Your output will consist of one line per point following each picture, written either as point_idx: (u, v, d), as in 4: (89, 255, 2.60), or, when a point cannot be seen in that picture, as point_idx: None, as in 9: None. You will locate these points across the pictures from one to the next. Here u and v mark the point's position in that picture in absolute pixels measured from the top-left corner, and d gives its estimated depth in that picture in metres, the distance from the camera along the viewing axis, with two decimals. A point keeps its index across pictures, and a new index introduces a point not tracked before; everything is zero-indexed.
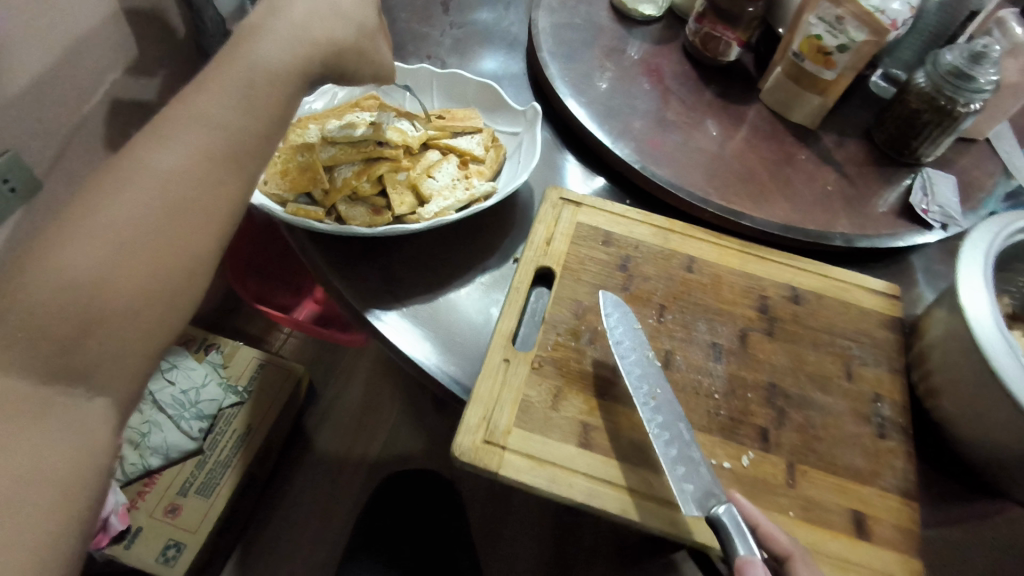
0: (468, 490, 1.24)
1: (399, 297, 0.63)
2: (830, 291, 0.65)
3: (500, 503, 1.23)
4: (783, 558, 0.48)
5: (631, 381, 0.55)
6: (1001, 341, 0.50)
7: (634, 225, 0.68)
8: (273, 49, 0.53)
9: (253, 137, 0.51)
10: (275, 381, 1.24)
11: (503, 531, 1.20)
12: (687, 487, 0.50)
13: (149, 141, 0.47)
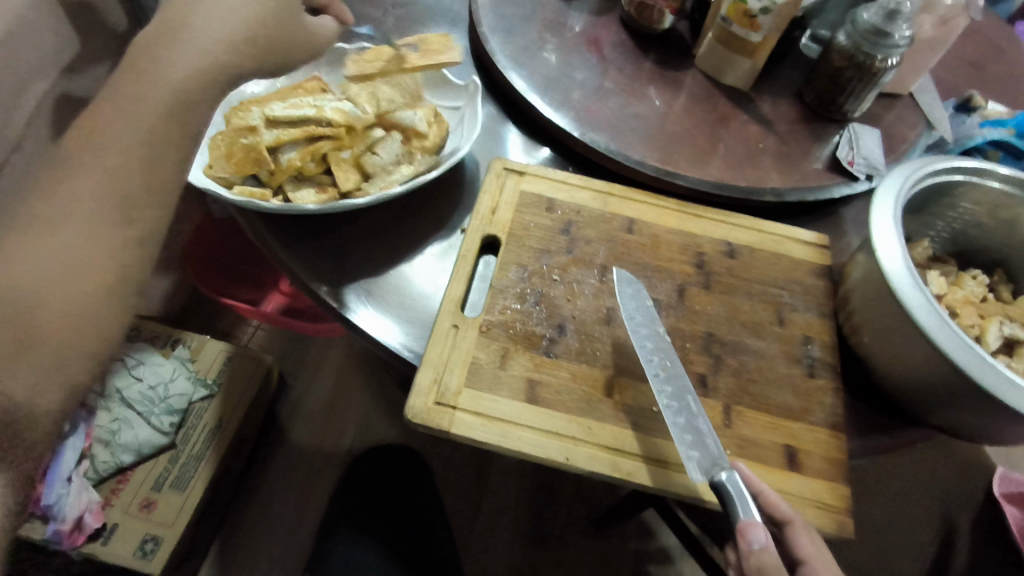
0: (441, 472, 1.24)
1: (351, 273, 0.64)
2: (766, 245, 0.70)
3: (474, 485, 1.24)
4: (784, 523, 0.53)
5: (642, 354, 0.58)
6: (909, 278, 0.53)
7: (576, 191, 0.71)
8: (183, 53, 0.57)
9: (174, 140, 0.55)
10: (246, 372, 1.24)
11: (480, 509, 1.21)
12: (695, 455, 0.53)
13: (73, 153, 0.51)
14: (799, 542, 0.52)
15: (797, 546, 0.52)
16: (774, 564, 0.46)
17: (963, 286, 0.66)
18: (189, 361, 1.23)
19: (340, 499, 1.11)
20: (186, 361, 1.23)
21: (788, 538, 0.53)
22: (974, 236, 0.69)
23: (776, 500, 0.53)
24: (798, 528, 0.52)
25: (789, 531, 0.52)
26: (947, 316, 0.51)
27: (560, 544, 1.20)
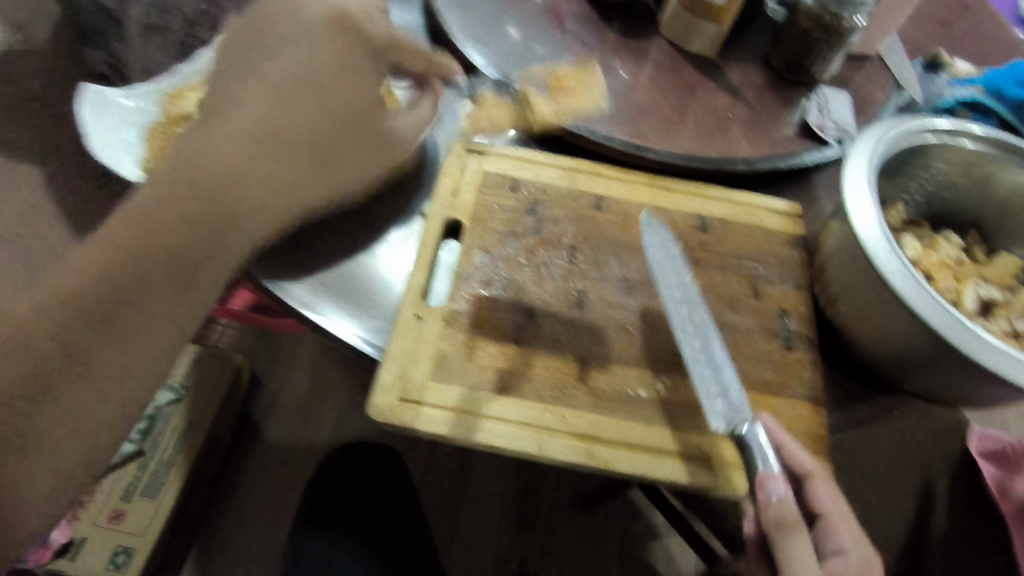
0: (422, 474, 1.22)
1: (306, 266, 0.61)
2: (738, 217, 0.68)
3: (457, 481, 1.22)
4: (805, 477, 0.53)
5: (670, 302, 0.57)
6: (884, 242, 0.52)
7: (541, 169, 0.67)
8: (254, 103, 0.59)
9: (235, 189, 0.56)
10: (217, 371, 1.20)
11: (464, 503, 1.19)
12: (715, 407, 0.52)
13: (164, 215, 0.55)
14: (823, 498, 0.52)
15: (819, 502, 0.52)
16: (792, 519, 0.46)
17: (939, 249, 0.64)
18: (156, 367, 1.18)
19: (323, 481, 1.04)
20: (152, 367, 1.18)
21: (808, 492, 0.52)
22: (947, 198, 0.67)
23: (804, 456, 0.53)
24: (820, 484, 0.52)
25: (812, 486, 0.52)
26: (923, 280, 0.50)
27: (547, 529, 1.18)
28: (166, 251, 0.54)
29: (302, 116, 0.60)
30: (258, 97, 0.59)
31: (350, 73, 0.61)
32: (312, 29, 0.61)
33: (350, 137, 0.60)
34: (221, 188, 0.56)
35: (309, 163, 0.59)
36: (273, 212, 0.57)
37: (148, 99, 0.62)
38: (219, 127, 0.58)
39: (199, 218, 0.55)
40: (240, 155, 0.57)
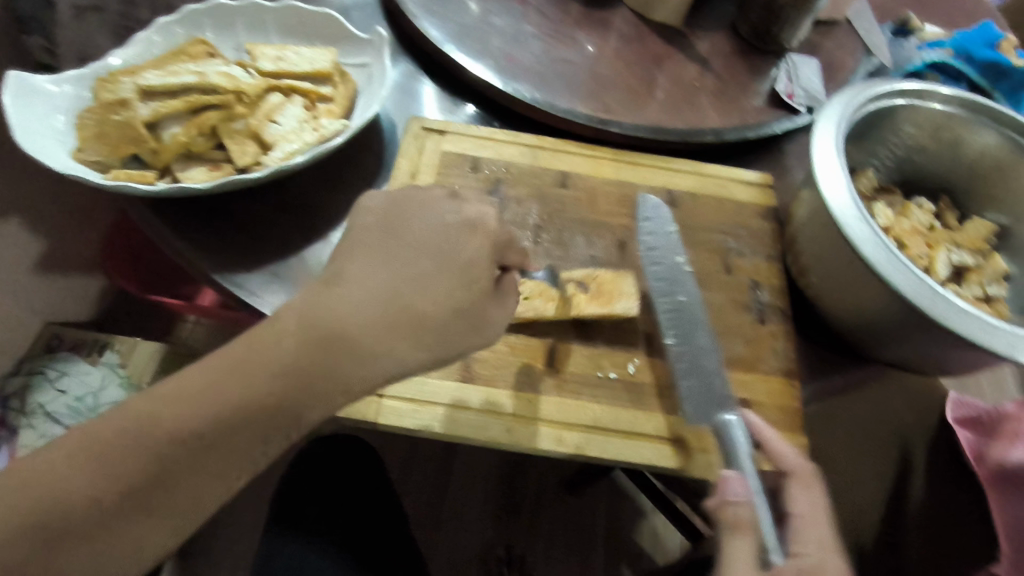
0: (400, 478, 1.09)
1: (258, 257, 0.58)
2: (707, 190, 0.66)
3: (438, 472, 1.10)
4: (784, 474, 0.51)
5: (654, 283, 0.56)
6: (854, 210, 0.50)
7: (502, 146, 0.65)
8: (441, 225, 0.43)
9: (460, 316, 0.40)
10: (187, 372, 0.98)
11: (447, 493, 1.09)
12: (693, 402, 0.51)
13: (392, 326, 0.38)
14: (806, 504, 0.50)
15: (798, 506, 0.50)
16: (746, 520, 0.43)
17: (910, 216, 0.63)
18: (119, 368, 0.95)
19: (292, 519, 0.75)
20: (116, 367, 0.95)
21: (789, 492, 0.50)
22: (918, 163, 0.66)
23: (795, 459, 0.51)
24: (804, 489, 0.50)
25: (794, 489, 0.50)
26: (894, 247, 0.48)
27: (534, 513, 1.09)
28: (298, 387, 0.36)
29: (431, 299, 0.40)
30: (385, 267, 0.40)
31: (463, 272, 0.41)
32: (435, 226, 0.43)
33: (456, 326, 0.40)
34: (337, 324, 0.37)
35: (427, 338, 0.39)
36: (380, 362, 0.37)
37: (81, 84, 0.59)
38: (330, 292, 0.38)
39: (327, 357, 0.36)
40: (363, 321, 0.37)
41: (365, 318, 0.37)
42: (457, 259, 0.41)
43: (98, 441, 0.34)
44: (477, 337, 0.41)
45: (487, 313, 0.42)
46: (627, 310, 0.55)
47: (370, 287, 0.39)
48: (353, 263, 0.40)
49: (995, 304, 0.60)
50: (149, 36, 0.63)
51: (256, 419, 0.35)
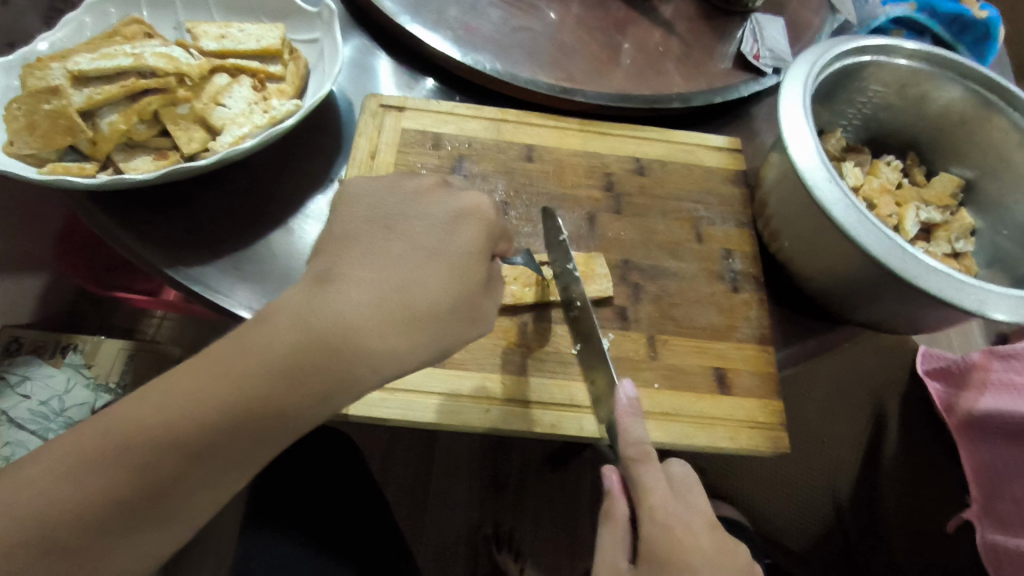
0: (382, 472, 1.05)
1: (215, 249, 0.56)
2: (676, 157, 0.65)
3: (420, 462, 1.06)
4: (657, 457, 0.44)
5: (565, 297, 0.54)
6: (823, 171, 0.49)
7: (464, 121, 0.63)
8: (426, 214, 0.40)
9: (453, 309, 0.38)
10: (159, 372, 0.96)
11: (431, 478, 1.05)
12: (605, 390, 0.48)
13: (384, 322, 0.35)
14: (651, 484, 0.42)
15: (645, 487, 0.42)
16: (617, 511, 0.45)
17: (879, 175, 0.64)
18: (85, 368, 0.91)
19: (271, 517, 0.73)
20: (81, 368, 0.91)
21: (634, 478, 0.43)
22: (885, 121, 0.65)
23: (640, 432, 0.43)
24: (652, 467, 0.43)
25: (635, 470, 0.43)
26: (863, 208, 0.47)
27: (519, 494, 1.06)
28: (291, 387, 0.34)
29: (435, 292, 0.37)
30: (387, 262, 0.37)
31: (466, 260, 0.39)
32: (432, 217, 0.40)
33: (458, 319, 0.38)
34: (340, 322, 0.35)
35: (433, 331, 0.37)
36: (386, 360, 0.35)
37: (10, 73, 0.55)
38: (329, 291, 0.35)
39: (321, 358, 0.34)
40: (367, 317, 0.35)
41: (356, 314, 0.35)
42: (450, 249, 0.39)
43: (58, 457, 0.31)
44: (479, 327, 0.40)
45: (480, 306, 0.40)
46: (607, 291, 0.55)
47: (358, 280, 0.36)
48: (351, 257, 0.38)
49: (964, 259, 0.60)
50: (80, 17, 0.58)
51: (246, 423, 0.33)
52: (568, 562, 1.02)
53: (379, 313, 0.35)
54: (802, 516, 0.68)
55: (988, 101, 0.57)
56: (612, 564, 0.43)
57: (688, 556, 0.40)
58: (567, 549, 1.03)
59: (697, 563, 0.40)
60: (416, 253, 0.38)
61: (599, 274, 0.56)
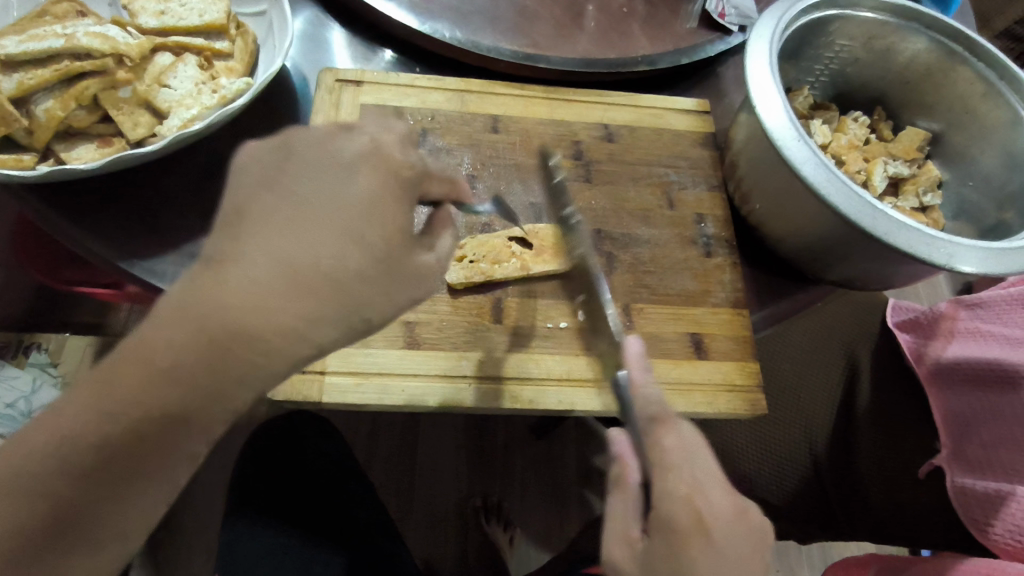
0: (366, 456, 1.03)
1: (170, 238, 0.53)
2: (644, 122, 0.64)
3: (403, 443, 1.05)
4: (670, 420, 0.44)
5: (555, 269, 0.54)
6: (792, 131, 0.48)
7: (426, 93, 0.61)
8: (332, 167, 0.36)
9: (381, 261, 0.35)
10: None
11: (416, 460, 1.04)
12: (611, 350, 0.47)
13: (305, 284, 0.33)
14: (672, 454, 0.41)
15: (663, 455, 0.41)
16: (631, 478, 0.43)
17: (846, 131, 0.63)
18: (51, 367, 0.89)
19: (255, 503, 0.72)
20: (47, 367, 0.89)
21: (653, 444, 0.42)
22: (852, 76, 0.65)
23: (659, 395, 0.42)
24: (671, 432, 0.42)
25: (656, 438, 0.41)
26: (833, 166, 0.47)
27: (506, 459, 1.06)
28: (185, 382, 0.32)
29: (327, 266, 0.33)
30: (276, 233, 0.33)
31: (365, 216, 0.35)
32: (337, 165, 0.36)
33: (369, 280, 0.34)
34: (230, 310, 0.32)
35: (331, 301, 0.33)
36: (282, 342, 0.32)
37: None
38: (217, 275, 0.32)
39: (213, 354, 0.31)
40: (254, 301, 0.32)
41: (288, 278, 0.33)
42: (364, 199, 0.35)
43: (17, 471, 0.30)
44: (414, 282, 0.36)
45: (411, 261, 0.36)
46: (567, 266, 0.55)
47: (266, 246, 0.33)
48: (239, 233, 0.34)
49: (932, 213, 0.60)
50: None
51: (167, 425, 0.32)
52: (557, 527, 1.04)
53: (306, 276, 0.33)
54: (780, 474, 0.70)
55: (951, 53, 0.57)
56: (625, 533, 0.43)
57: (706, 527, 0.39)
58: (556, 514, 1.05)
59: (719, 534, 0.39)
60: (329, 205, 0.35)
61: (559, 248, 0.55)
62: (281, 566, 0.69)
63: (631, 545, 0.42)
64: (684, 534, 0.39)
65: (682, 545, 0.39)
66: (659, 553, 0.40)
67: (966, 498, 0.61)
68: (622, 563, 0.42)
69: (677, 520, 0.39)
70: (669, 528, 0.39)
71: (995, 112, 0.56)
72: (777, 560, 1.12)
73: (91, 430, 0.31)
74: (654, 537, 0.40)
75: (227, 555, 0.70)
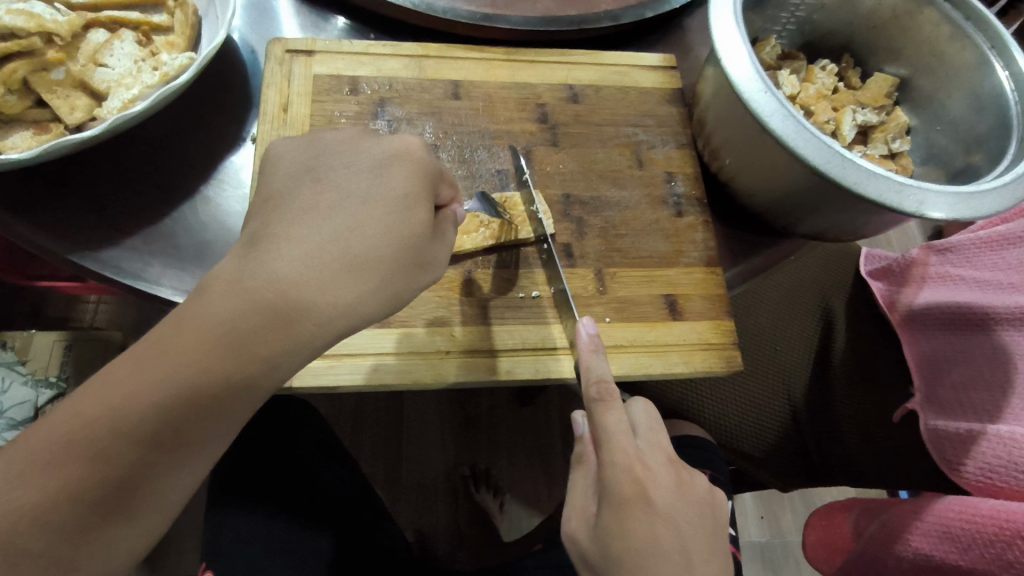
0: (353, 435, 1.03)
1: (123, 228, 0.51)
2: (610, 80, 0.62)
3: (389, 420, 1.04)
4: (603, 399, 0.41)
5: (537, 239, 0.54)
6: (759, 84, 0.46)
7: (382, 61, 0.58)
8: (353, 163, 0.38)
9: (401, 249, 0.37)
10: (104, 359, 0.88)
11: (403, 436, 1.04)
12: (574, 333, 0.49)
13: (330, 268, 0.34)
14: (613, 429, 0.40)
15: (608, 431, 0.40)
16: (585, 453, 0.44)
17: (815, 81, 0.63)
18: (19, 365, 0.82)
19: (233, 490, 0.70)
20: (14, 366, 0.82)
21: (597, 422, 0.41)
22: (819, 23, 0.63)
23: (600, 369, 0.42)
24: (614, 408, 0.41)
25: (599, 413, 0.41)
26: (802, 117, 0.46)
27: (492, 428, 1.07)
28: (172, 385, 0.31)
29: (347, 253, 0.35)
30: (320, 217, 0.36)
31: (400, 206, 0.37)
32: (360, 163, 0.38)
33: (402, 265, 0.37)
34: (266, 284, 0.33)
35: (371, 283, 0.35)
36: (330, 315, 0.34)
37: None
38: (248, 259, 0.34)
39: (233, 343, 0.32)
40: (304, 276, 0.34)
41: (310, 266, 0.34)
42: (387, 193, 0.37)
43: None
44: (424, 271, 0.38)
45: (427, 250, 0.38)
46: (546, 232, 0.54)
47: (269, 235, 0.35)
48: (261, 225, 0.35)
49: (900, 159, 0.60)
50: None
51: (134, 432, 0.30)
52: (546, 488, 1.05)
53: (328, 261, 0.34)
54: (760, 427, 0.71)
55: None
56: (582, 508, 0.42)
57: (650, 494, 0.38)
58: (544, 477, 1.06)
59: (660, 498, 0.39)
60: (351, 199, 0.37)
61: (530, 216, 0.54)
62: (269, 546, 0.67)
63: (586, 519, 0.41)
64: (629, 504, 0.38)
65: (628, 514, 0.38)
66: (610, 526, 0.38)
67: (939, 441, 0.62)
68: (581, 540, 0.41)
69: (620, 489, 0.38)
70: (614, 497, 0.38)
71: (961, 55, 0.55)
72: (759, 504, 1.16)
73: (65, 445, 0.30)
74: (604, 509, 0.39)
75: (215, 546, 0.67)
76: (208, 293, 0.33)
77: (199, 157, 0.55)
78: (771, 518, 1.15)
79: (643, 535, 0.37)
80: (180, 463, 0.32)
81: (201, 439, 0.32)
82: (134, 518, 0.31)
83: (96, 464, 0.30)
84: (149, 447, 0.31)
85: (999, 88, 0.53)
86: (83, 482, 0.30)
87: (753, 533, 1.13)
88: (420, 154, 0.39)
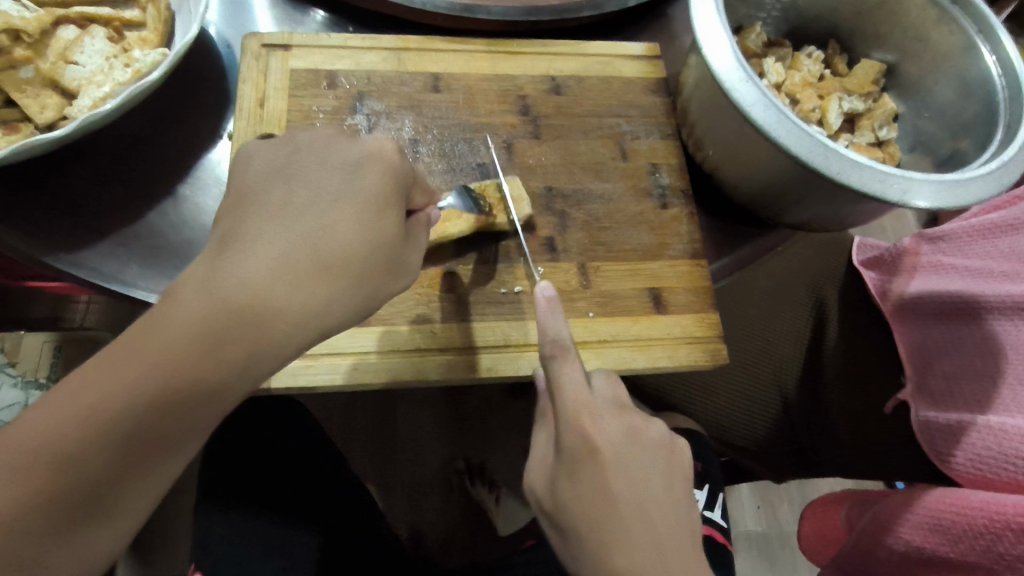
0: (345, 431, 1.02)
1: (100, 230, 0.50)
2: (592, 71, 0.61)
3: (382, 417, 1.04)
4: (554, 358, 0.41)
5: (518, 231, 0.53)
6: (739, 72, 0.46)
7: (359, 54, 0.57)
8: (323, 163, 0.37)
9: (373, 251, 0.36)
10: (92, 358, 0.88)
11: (396, 434, 1.03)
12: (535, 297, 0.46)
13: (300, 268, 0.34)
14: (566, 385, 0.39)
15: (565, 395, 0.39)
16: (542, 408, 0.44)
17: (801, 68, 0.62)
18: (9, 367, 0.82)
19: (220, 489, 0.70)
20: (5, 367, 0.82)
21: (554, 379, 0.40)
22: (805, 9, 0.62)
23: (555, 332, 0.41)
24: (569, 365, 0.40)
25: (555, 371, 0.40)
26: (783, 106, 0.45)
27: (487, 423, 1.06)
28: (139, 394, 0.30)
29: (319, 254, 0.34)
30: (290, 215, 0.35)
31: (373, 210, 0.36)
32: (330, 163, 0.37)
33: (373, 266, 0.36)
34: (231, 287, 0.32)
35: (340, 284, 0.35)
36: (299, 315, 0.33)
37: None
38: (216, 260, 0.33)
39: (201, 348, 0.31)
40: (273, 275, 0.33)
41: (278, 269, 0.33)
42: (358, 192, 0.36)
43: None
44: (397, 272, 0.38)
45: (396, 252, 0.38)
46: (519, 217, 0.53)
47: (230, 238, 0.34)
48: (229, 226, 0.34)
49: (888, 147, 0.59)
50: None
51: (102, 441, 0.30)
52: None
53: (296, 260, 0.34)
54: (754, 420, 0.70)
55: None
56: (541, 459, 0.41)
57: (601, 448, 0.38)
58: None
59: (612, 454, 0.38)
60: (322, 197, 0.36)
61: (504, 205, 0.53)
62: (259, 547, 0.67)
63: (546, 467, 0.40)
64: (581, 461, 0.37)
65: (578, 471, 0.37)
66: (565, 485, 0.38)
67: (930, 432, 0.61)
68: (537, 488, 0.40)
69: (571, 444, 0.38)
70: (568, 457, 0.38)
71: (948, 40, 0.54)
72: (756, 493, 1.16)
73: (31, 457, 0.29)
74: (559, 467, 0.38)
75: (202, 546, 0.68)
76: (174, 298, 0.32)
77: (177, 155, 0.54)
78: (767, 509, 1.14)
79: (593, 491, 0.37)
80: (149, 471, 0.32)
81: (173, 446, 0.32)
82: (105, 528, 0.31)
83: (60, 474, 0.29)
84: (119, 456, 0.30)
85: (986, 74, 0.52)
86: (47, 492, 0.29)
87: (750, 522, 1.13)
88: (395, 155, 0.39)
